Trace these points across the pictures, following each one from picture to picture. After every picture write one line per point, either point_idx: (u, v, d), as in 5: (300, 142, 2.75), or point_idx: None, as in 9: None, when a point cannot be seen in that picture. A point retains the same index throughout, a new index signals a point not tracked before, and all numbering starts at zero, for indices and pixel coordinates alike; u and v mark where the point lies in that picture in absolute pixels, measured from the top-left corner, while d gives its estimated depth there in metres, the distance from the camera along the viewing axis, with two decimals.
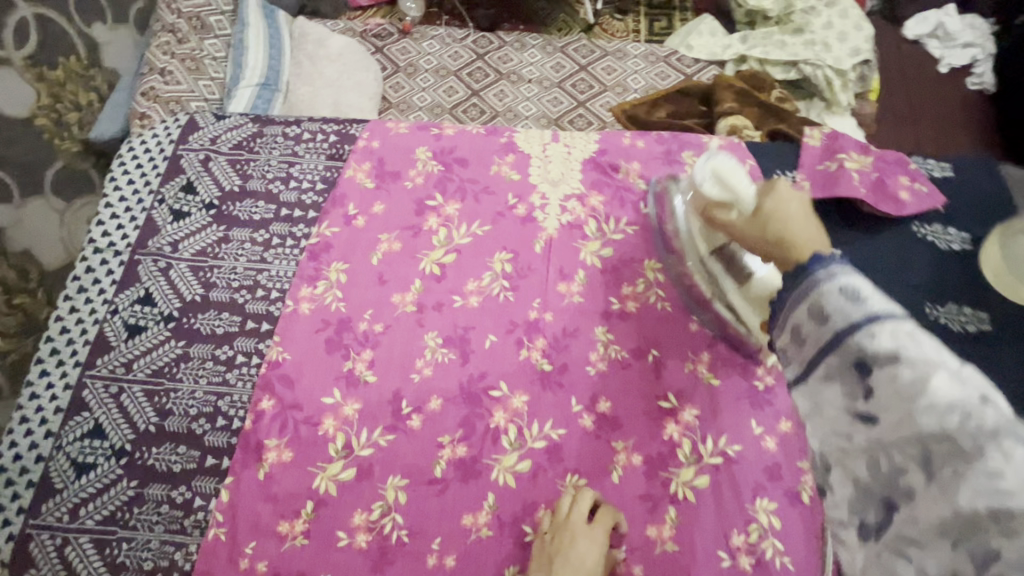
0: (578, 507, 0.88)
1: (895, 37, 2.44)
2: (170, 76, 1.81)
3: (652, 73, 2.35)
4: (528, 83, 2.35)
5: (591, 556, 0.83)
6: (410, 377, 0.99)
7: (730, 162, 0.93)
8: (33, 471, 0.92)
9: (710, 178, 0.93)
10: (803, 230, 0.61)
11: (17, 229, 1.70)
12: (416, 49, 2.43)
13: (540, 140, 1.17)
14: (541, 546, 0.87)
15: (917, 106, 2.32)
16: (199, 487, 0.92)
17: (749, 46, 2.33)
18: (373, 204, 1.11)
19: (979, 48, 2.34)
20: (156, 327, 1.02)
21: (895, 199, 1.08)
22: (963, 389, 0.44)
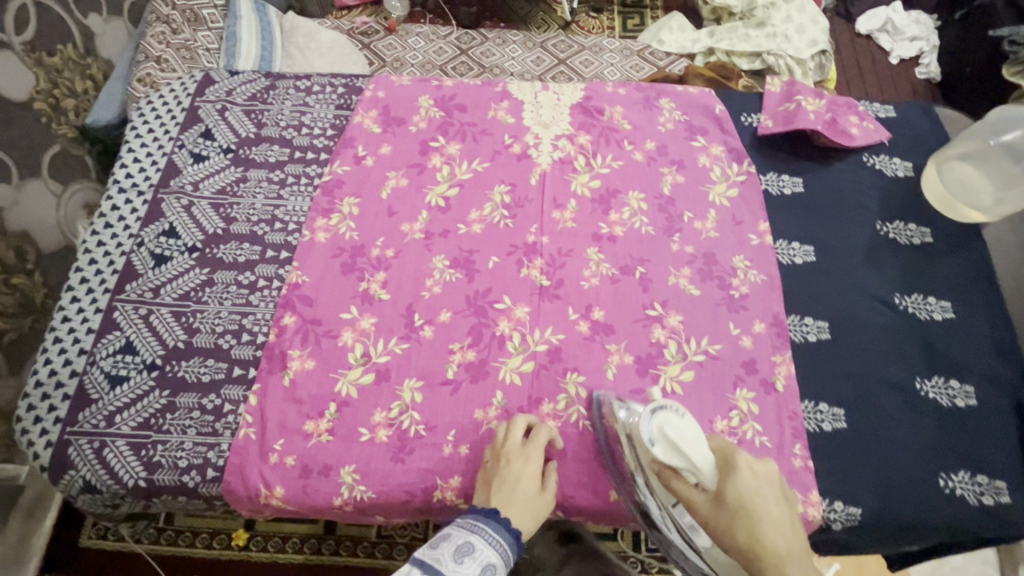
0: (512, 433, 0.93)
1: (848, 33, 2.66)
2: (165, 64, 1.91)
3: (626, 66, 2.50)
4: (511, 76, 2.49)
5: (526, 473, 0.89)
6: (421, 294, 1.08)
7: (673, 414, 0.82)
8: (68, 385, 0.98)
9: (657, 439, 0.81)
10: (776, 536, 0.74)
11: (19, 209, 1.56)
12: (401, 45, 2.55)
13: (532, 90, 1.28)
14: (483, 474, 0.92)
15: (872, 94, 2.52)
16: (227, 394, 0.99)
17: (716, 40, 2.53)
18: (380, 146, 1.21)
19: (925, 41, 2.56)
20: (181, 257, 1.09)
21: (846, 133, 1.22)
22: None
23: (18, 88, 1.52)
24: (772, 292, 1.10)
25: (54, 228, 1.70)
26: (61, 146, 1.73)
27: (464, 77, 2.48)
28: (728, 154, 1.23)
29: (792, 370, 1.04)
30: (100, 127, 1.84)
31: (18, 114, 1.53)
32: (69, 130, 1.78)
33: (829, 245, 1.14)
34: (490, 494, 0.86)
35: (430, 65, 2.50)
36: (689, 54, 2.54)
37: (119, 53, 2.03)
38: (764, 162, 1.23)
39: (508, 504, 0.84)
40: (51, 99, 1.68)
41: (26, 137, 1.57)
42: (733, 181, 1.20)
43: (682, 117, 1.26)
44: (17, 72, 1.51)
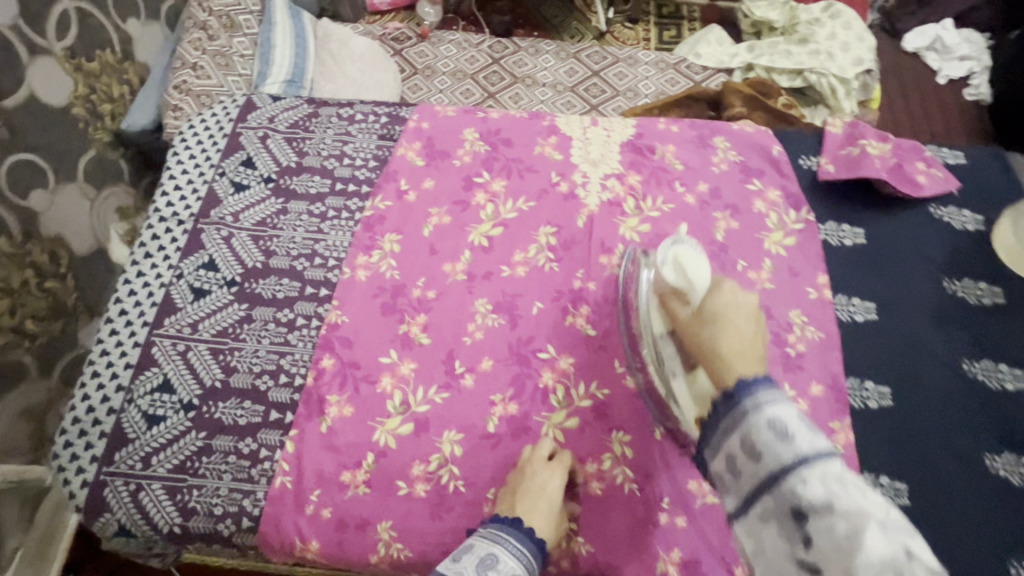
0: (540, 449, 0.95)
1: (894, 50, 2.56)
2: (201, 70, 1.91)
3: (662, 80, 2.43)
4: (543, 86, 2.44)
5: (552, 488, 0.90)
6: (462, 340, 1.04)
7: (689, 249, 0.91)
8: (105, 423, 0.97)
9: (670, 262, 0.90)
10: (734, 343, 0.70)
11: (54, 212, 1.54)
12: (434, 52, 2.51)
13: (581, 125, 1.24)
14: (509, 480, 0.93)
15: (917, 114, 2.42)
16: (264, 439, 0.96)
17: (756, 55, 2.44)
18: (424, 180, 1.17)
19: (975, 61, 2.46)
20: (220, 291, 1.07)
21: (913, 182, 1.16)
22: (891, 544, 0.53)
23: (56, 93, 1.54)
24: (829, 351, 1.04)
25: (88, 233, 1.68)
26: (97, 149, 1.72)
27: (495, 87, 2.43)
28: (785, 199, 1.17)
29: (852, 437, 0.98)
30: (136, 133, 1.84)
31: (56, 120, 1.55)
32: (105, 134, 1.77)
33: (891, 302, 1.09)
34: (515, 503, 0.89)
35: (463, 73, 2.46)
36: (727, 69, 2.44)
37: (156, 57, 2.02)
38: (823, 210, 1.17)
39: (531, 515, 0.87)
40: (88, 103, 1.68)
41: (62, 141, 1.57)
42: (791, 229, 1.14)
43: (737, 158, 1.21)
44: (56, 76, 1.53)
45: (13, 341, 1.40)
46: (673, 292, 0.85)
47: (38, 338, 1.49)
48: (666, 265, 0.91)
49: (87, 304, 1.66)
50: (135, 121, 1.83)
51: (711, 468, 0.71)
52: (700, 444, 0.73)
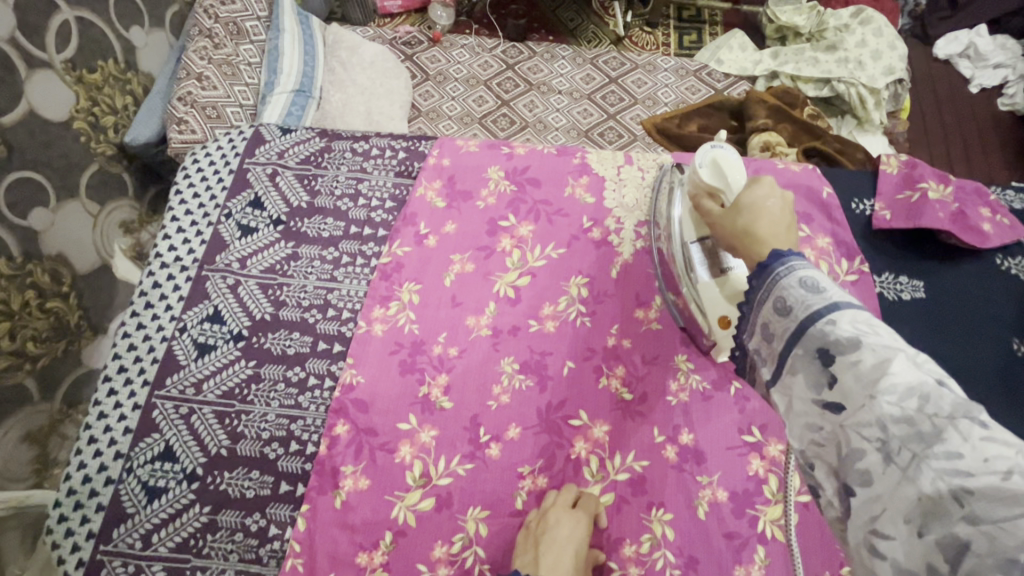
0: (563, 496, 0.88)
1: (925, 57, 2.43)
2: (207, 81, 1.80)
3: (682, 87, 2.32)
4: (559, 94, 2.33)
5: (577, 539, 0.83)
6: (487, 404, 0.96)
7: (732, 154, 0.90)
8: (102, 494, 0.90)
9: (708, 164, 0.90)
10: (771, 223, 0.66)
11: (56, 229, 1.46)
12: (445, 58, 2.40)
13: (614, 162, 1.15)
14: (527, 532, 0.86)
15: (950, 125, 2.30)
16: (273, 515, 0.89)
17: (781, 62, 2.33)
18: (444, 223, 1.09)
19: (1011, 69, 2.33)
20: (225, 346, 0.99)
21: (978, 230, 1.06)
22: (921, 374, 0.44)
23: (56, 107, 1.46)
24: None
25: (91, 251, 1.58)
26: (99, 164, 1.63)
27: (509, 95, 2.33)
28: (837, 247, 1.08)
29: None
30: (139, 145, 1.73)
31: (57, 134, 1.48)
32: (107, 148, 1.66)
33: (956, 365, 0.99)
34: (538, 557, 0.80)
35: (475, 80, 2.36)
36: (750, 77, 2.34)
37: (161, 66, 1.92)
38: (878, 260, 1.07)
39: (555, 570, 0.79)
40: (90, 116, 1.58)
41: (65, 157, 1.50)
42: (844, 281, 1.05)
43: None
44: (57, 89, 1.45)
45: (13, 364, 1.31)
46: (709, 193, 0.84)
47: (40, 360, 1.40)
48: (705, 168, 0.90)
49: (89, 323, 1.57)
50: (138, 134, 1.72)
51: (748, 344, 0.60)
52: (735, 323, 0.62)
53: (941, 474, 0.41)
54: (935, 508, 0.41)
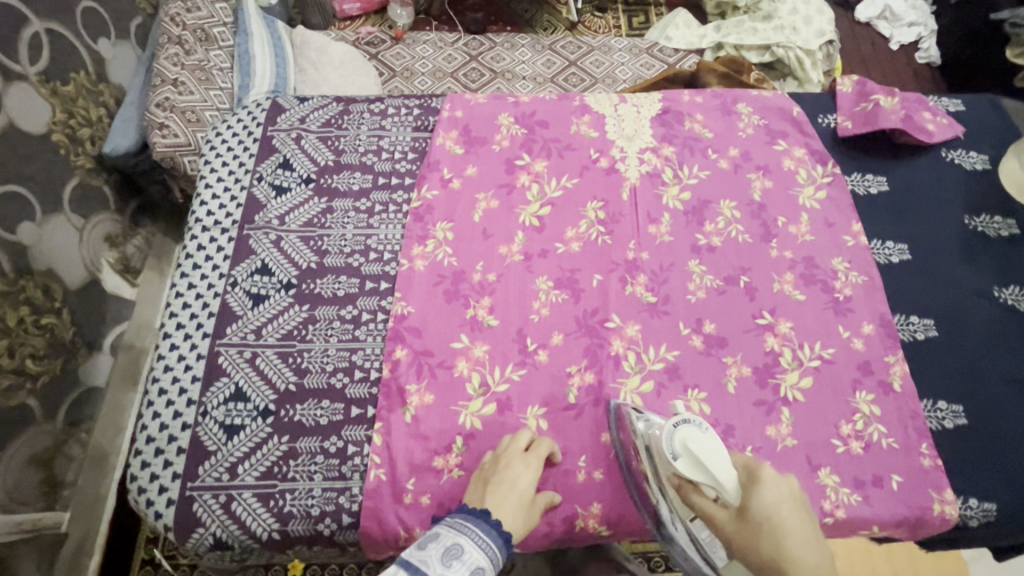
0: (517, 440, 0.92)
1: (848, 21, 2.69)
2: (183, 86, 1.75)
3: (638, 64, 2.49)
4: (523, 80, 2.44)
5: (525, 478, 0.87)
6: (530, 318, 1.06)
7: (697, 429, 0.80)
8: (181, 438, 0.94)
9: (681, 454, 0.79)
10: (799, 542, 0.73)
11: (43, 247, 1.45)
12: (410, 54, 2.48)
13: (610, 102, 1.27)
14: (479, 474, 0.90)
15: (877, 78, 2.54)
16: (350, 435, 0.96)
17: (723, 35, 2.54)
18: (465, 167, 1.18)
19: (922, 26, 2.61)
20: (278, 295, 1.05)
21: (924, 130, 1.24)
22: None
23: (32, 120, 1.42)
24: (875, 292, 1.10)
25: (79, 265, 1.57)
26: (80, 178, 1.59)
27: (475, 84, 2.42)
28: (811, 156, 1.23)
29: (908, 371, 1.04)
30: (119, 156, 1.67)
31: (37, 149, 1.44)
32: (87, 160, 1.62)
33: (921, 243, 1.16)
34: (484, 496, 0.84)
35: (442, 73, 2.44)
36: (698, 50, 2.54)
37: (132, 77, 1.85)
38: (847, 163, 1.23)
39: (499, 507, 0.82)
40: (67, 128, 1.54)
41: (45, 170, 1.46)
42: (821, 184, 1.20)
43: (761, 121, 1.27)
44: (31, 103, 1.41)
45: (14, 383, 1.34)
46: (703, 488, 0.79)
47: (40, 378, 1.43)
48: (679, 456, 0.79)
49: (84, 339, 1.59)
50: (119, 143, 1.66)
51: None
52: None
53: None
54: None
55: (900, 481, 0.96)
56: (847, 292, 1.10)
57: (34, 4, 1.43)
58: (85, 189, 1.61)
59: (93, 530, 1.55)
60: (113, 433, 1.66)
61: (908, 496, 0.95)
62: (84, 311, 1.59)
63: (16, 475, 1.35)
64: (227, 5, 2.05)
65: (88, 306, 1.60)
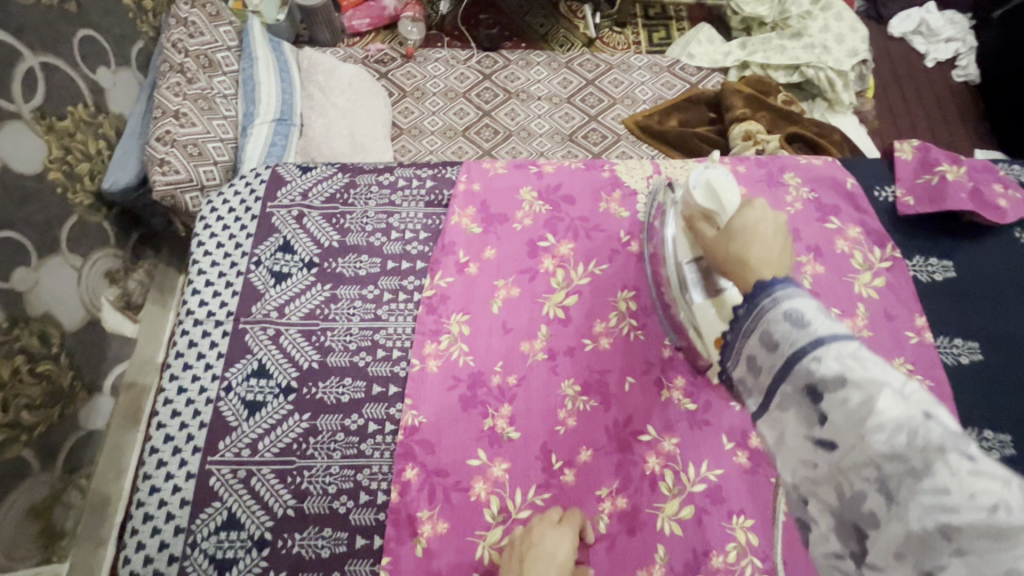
0: (548, 513, 0.86)
1: (881, 36, 2.51)
2: (184, 117, 1.65)
3: (658, 83, 2.34)
4: (539, 100, 2.31)
5: (563, 550, 0.79)
6: (555, 430, 0.95)
7: (723, 174, 0.89)
8: (168, 573, 0.86)
9: (701, 185, 0.89)
10: (766, 250, 0.64)
11: (40, 289, 1.34)
12: (421, 73, 2.35)
13: (643, 172, 1.16)
14: (511, 553, 0.82)
15: (910, 100, 2.37)
16: (354, 571, 0.86)
17: (749, 52, 2.36)
18: (484, 249, 1.07)
19: (961, 42, 2.42)
20: (276, 401, 0.95)
21: (996, 206, 1.10)
22: (909, 408, 0.44)
23: (27, 159, 1.32)
24: (943, 401, 0.98)
25: (77, 304, 1.47)
26: (79, 216, 1.48)
27: (490, 105, 2.30)
28: (867, 237, 1.11)
29: None
30: (119, 192, 1.57)
31: (30, 189, 1.33)
32: (84, 198, 1.51)
33: (995, 341, 1.03)
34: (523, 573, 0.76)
35: (454, 93, 2.31)
36: (722, 69, 2.38)
37: (133, 105, 1.73)
38: (907, 244, 1.11)
39: None
40: (64, 166, 1.43)
41: (40, 213, 1.36)
42: (878, 269, 1.08)
43: (811, 194, 1.14)
44: (22, 140, 1.30)
45: (8, 437, 1.25)
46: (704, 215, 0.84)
47: (36, 429, 1.34)
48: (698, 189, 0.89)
49: (84, 382, 1.49)
50: (117, 178, 1.56)
51: (734, 375, 0.62)
52: (720, 353, 0.64)
53: (928, 509, 0.40)
54: (922, 544, 0.41)
55: None
56: None
57: (27, 37, 1.32)
58: (86, 226, 1.51)
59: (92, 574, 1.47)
60: (115, 476, 1.56)
61: None
62: (83, 353, 1.48)
63: (15, 529, 1.28)
64: (231, 28, 1.91)
65: (88, 350, 1.50)
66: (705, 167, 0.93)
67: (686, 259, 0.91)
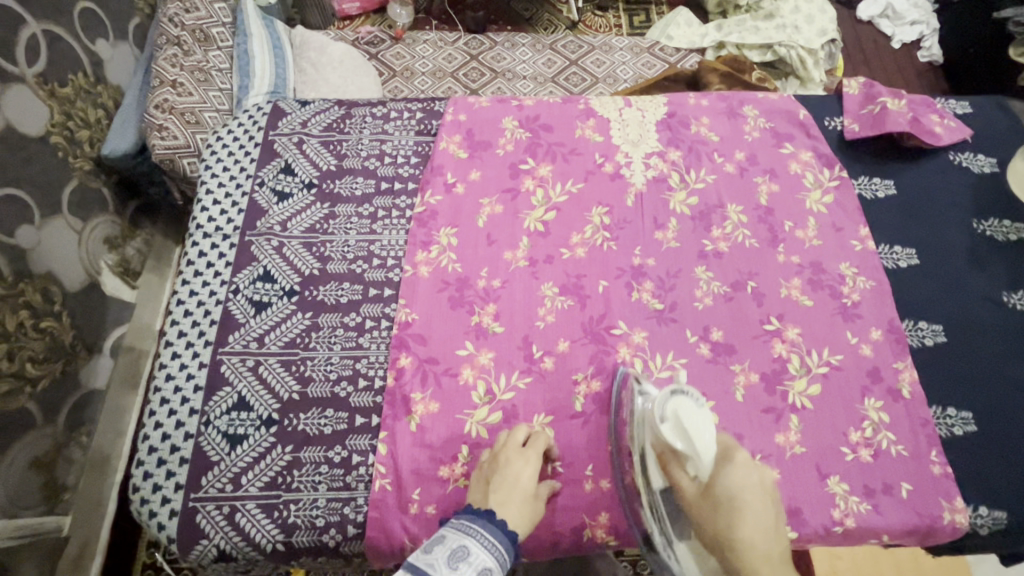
0: (514, 436, 0.92)
1: (850, 19, 2.64)
2: (182, 87, 1.70)
3: (638, 64, 2.45)
4: (524, 79, 2.40)
5: (525, 476, 0.87)
6: (535, 325, 1.05)
7: (691, 402, 0.80)
8: (184, 448, 0.94)
9: (668, 419, 0.81)
10: (751, 531, 0.77)
11: (43, 250, 1.40)
12: (410, 53, 2.44)
13: (615, 106, 1.27)
14: (479, 473, 0.91)
15: (878, 77, 2.49)
16: (354, 444, 0.95)
17: (725, 33, 2.49)
18: (469, 172, 1.17)
19: (925, 24, 2.56)
20: (281, 302, 1.04)
21: (932, 133, 1.23)
22: None
23: (31, 121, 1.37)
24: (884, 298, 1.09)
25: (76, 264, 1.51)
26: (79, 179, 1.54)
27: (476, 85, 2.38)
28: (818, 159, 1.22)
29: (918, 376, 1.04)
30: (118, 158, 1.62)
31: (33, 151, 1.38)
32: (85, 163, 1.57)
33: (931, 249, 1.15)
34: (488, 496, 0.85)
35: (442, 72, 2.40)
36: (699, 49, 2.50)
37: (131, 77, 1.79)
38: (854, 167, 1.23)
39: (503, 507, 0.84)
40: (66, 130, 1.48)
41: (43, 173, 1.41)
42: (828, 187, 1.19)
43: (767, 124, 1.26)
44: (28, 103, 1.35)
45: (15, 388, 1.31)
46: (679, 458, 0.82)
47: (40, 383, 1.39)
48: (665, 420, 0.81)
49: (84, 342, 1.54)
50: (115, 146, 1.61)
51: None
52: None
53: None
54: None
55: (910, 489, 0.95)
56: (857, 297, 1.09)
57: (30, 4, 1.37)
58: (86, 191, 1.57)
59: (90, 539, 1.50)
60: (114, 438, 1.62)
61: (918, 504, 0.94)
62: (82, 311, 1.53)
63: (16, 481, 1.30)
64: (225, 6, 1.97)
65: (86, 309, 1.55)
66: (673, 385, 0.83)
67: (655, 485, 0.86)
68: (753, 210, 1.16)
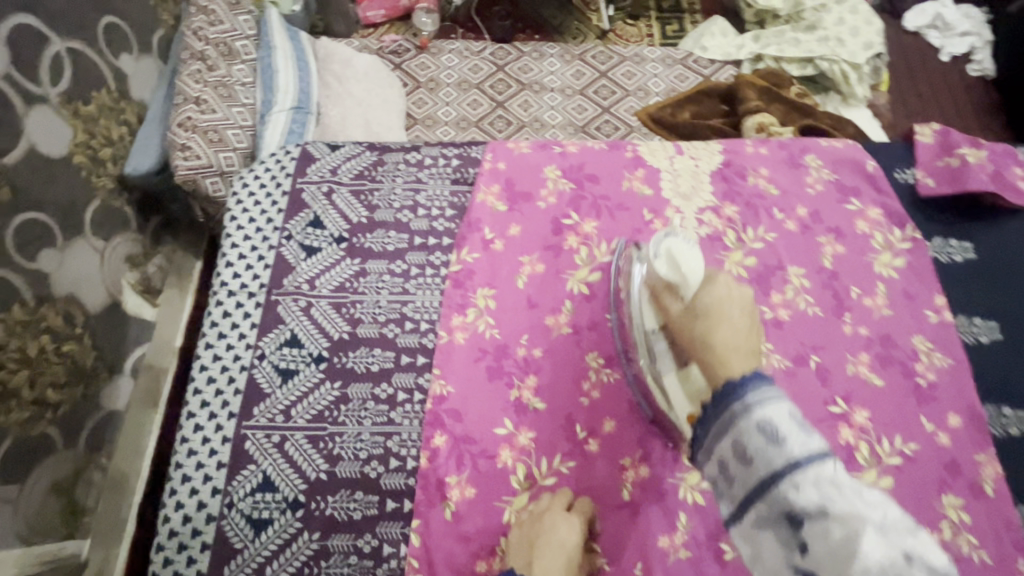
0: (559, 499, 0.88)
1: (896, 30, 2.48)
2: (205, 104, 1.63)
3: (672, 76, 2.28)
4: (551, 92, 2.28)
5: (572, 542, 0.83)
6: (579, 402, 0.97)
7: (682, 242, 0.85)
8: (205, 533, 0.89)
9: (662, 255, 0.85)
10: (728, 333, 0.69)
11: (66, 269, 1.35)
12: (435, 63, 2.32)
13: (665, 154, 1.18)
14: (518, 533, 0.86)
15: (924, 93, 2.35)
16: (385, 533, 0.89)
17: (762, 45, 2.32)
18: (509, 226, 1.09)
19: (976, 36, 2.40)
20: (308, 369, 0.98)
21: (1016, 188, 1.12)
22: None
23: (55, 141, 1.32)
24: (962, 379, 0.99)
25: (98, 285, 1.46)
26: (101, 199, 1.48)
27: (503, 97, 2.27)
28: (888, 218, 1.12)
29: (1001, 470, 0.94)
30: (140, 177, 1.56)
31: (56, 174, 1.33)
32: (107, 181, 1.51)
33: (1014, 322, 1.04)
34: (533, 561, 0.81)
35: (467, 84, 2.29)
36: (734, 62, 2.32)
37: (154, 91, 1.73)
38: (928, 226, 1.12)
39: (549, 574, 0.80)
40: (88, 150, 1.43)
41: (66, 195, 1.36)
42: (899, 249, 1.09)
43: (832, 176, 1.16)
44: (52, 124, 1.31)
45: (34, 415, 1.23)
46: (670, 287, 0.82)
47: (60, 407, 1.32)
48: (659, 258, 0.85)
49: (106, 363, 1.49)
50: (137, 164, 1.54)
51: None
52: None
53: None
54: None
55: None
56: (933, 376, 0.99)
57: (56, 22, 1.32)
58: (107, 210, 1.50)
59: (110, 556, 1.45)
60: (135, 455, 1.55)
61: None
62: (105, 332, 1.47)
63: (37, 506, 1.25)
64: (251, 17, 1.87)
65: (105, 330, 1.48)
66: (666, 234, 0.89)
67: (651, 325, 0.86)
68: (817, 274, 1.07)
